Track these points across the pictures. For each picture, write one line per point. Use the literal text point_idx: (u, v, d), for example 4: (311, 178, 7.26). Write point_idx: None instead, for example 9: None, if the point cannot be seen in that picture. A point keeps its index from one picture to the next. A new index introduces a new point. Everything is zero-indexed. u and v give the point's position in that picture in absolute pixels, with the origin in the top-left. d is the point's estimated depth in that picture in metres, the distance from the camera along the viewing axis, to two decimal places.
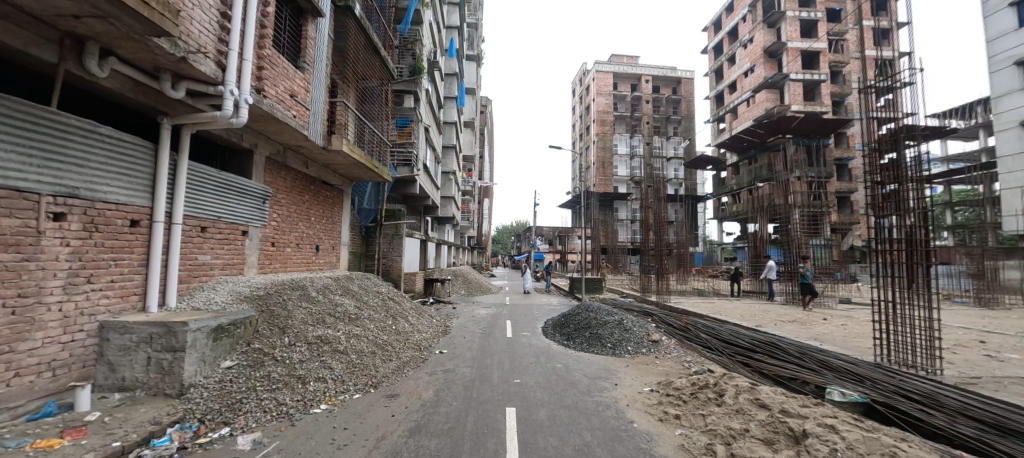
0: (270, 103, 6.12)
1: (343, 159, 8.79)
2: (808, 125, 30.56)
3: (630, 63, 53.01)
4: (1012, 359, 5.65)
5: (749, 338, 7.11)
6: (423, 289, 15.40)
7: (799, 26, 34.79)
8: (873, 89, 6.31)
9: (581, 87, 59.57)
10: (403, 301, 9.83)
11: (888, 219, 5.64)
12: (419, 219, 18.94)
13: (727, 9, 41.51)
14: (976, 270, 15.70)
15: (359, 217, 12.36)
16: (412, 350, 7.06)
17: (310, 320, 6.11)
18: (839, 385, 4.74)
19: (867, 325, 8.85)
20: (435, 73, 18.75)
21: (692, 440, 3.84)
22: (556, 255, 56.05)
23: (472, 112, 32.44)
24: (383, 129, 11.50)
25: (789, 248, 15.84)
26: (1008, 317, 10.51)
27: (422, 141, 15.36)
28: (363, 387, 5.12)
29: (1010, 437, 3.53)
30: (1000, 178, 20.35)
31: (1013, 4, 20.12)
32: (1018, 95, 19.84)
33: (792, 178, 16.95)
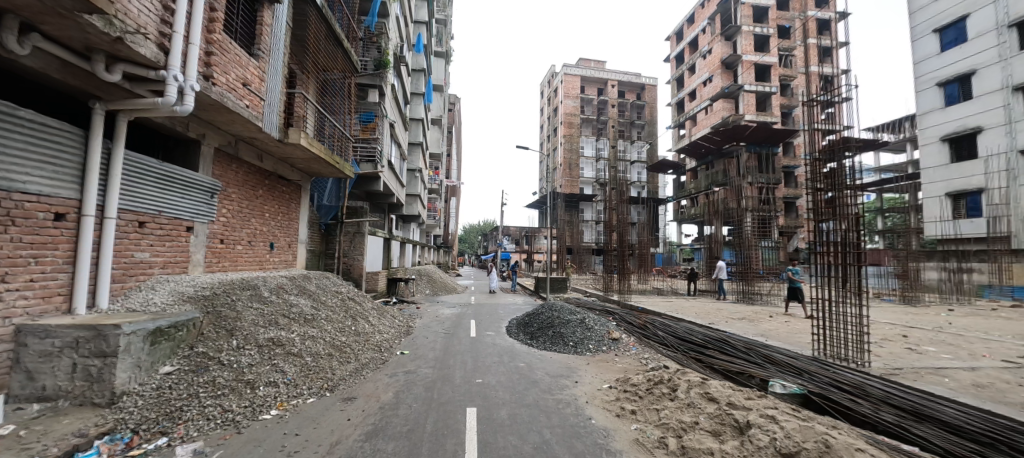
0: (220, 91, 5.74)
1: (301, 153, 8.41)
2: (760, 133, 32.50)
3: (596, 67, 54.23)
4: (929, 352, 6.26)
5: (700, 335, 7.46)
6: (386, 289, 14.97)
7: (753, 40, 36.89)
8: (816, 102, 6.73)
9: (548, 89, 60.29)
10: (365, 301, 9.55)
11: (827, 223, 6.05)
12: (383, 216, 18.45)
13: (688, 20, 43.41)
14: (900, 271, 17.34)
15: (318, 213, 11.85)
16: (373, 351, 6.90)
17: (262, 322, 5.78)
18: (780, 378, 5.07)
19: (806, 321, 9.52)
20: (401, 68, 18.38)
21: (646, 434, 3.99)
22: (522, 254, 56.25)
23: (439, 109, 32.04)
24: (345, 124, 11.11)
25: (740, 249, 16.75)
26: (926, 313, 11.61)
27: (387, 136, 14.97)
28: (318, 391, 4.92)
29: (925, 423, 3.92)
30: (924, 188, 22.49)
31: (937, 31, 22.36)
32: (938, 113, 22.03)
33: (743, 183, 17.86)
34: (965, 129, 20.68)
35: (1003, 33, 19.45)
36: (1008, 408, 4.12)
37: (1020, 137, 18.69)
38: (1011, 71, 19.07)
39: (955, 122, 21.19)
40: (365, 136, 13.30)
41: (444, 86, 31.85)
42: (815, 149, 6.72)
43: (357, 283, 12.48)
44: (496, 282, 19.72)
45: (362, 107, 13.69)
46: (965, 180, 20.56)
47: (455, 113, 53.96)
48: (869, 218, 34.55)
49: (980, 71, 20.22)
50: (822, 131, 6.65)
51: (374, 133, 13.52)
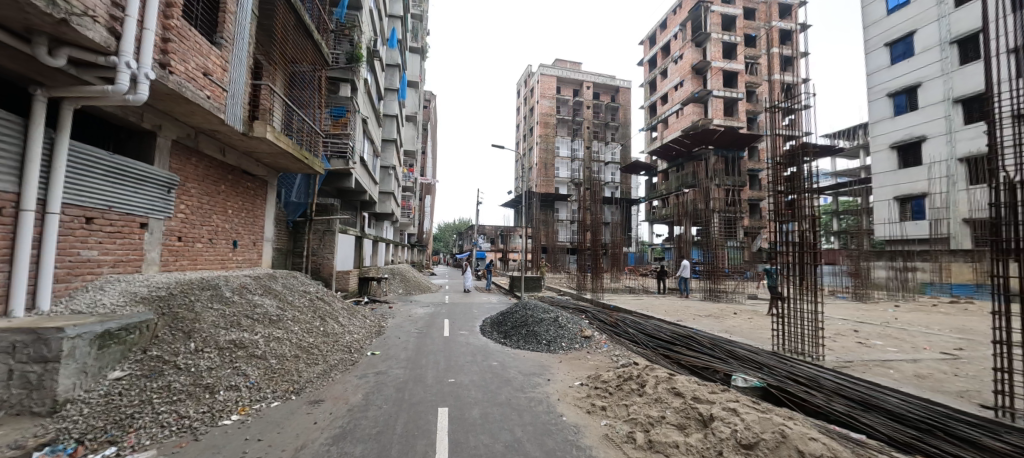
0: (178, 81, 5.43)
1: (267, 148, 8.09)
2: (727, 137, 33.81)
3: (573, 68, 54.87)
4: (876, 345, 6.69)
5: (668, 332, 7.69)
6: (358, 288, 14.62)
7: (722, 47, 38.33)
8: (778, 109, 7.03)
9: (525, 88, 60.45)
10: (335, 301, 9.29)
11: (788, 224, 6.35)
12: (355, 214, 18.01)
13: (660, 25, 44.57)
14: (853, 269, 18.45)
15: (285, 210, 11.41)
16: (342, 352, 6.72)
17: (222, 323, 5.52)
18: (742, 372, 5.29)
19: (766, 318, 9.97)
20: (375, 62, 18.01)
21: (615, 430, 4.09)
22: (498, 253, 56.18)
23: (414, 106, 31.60)
24: (315, 119, 10.79)
25: (707, 249, 17.34)
26: (872, 309, 12.45)
27: (359, 132, 14.62)
28: (283, 394, 4.74)
29: (872, 412, 4.20)
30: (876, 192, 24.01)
31: (887, 45, 23.90)
32: (888, 122, 23.54)
33: (710, 185, 18.49)
34: (911, 138, 22.19)
35: (945, 49, 20.97)
36: (944, 396, 4.48)
37: (959, 146, 20.14)
38: (952, 84, 20.57)
39: (903, 131, 22.67)
40: (337, 131, 12.94)
41: (418, 82, 31.40)
42: (777, 154, 7.02)
43: (327, 282, 12.03)
44: (471, 281, 19.60)
45: (333, 102, 13.30)
46: (911, 186, 22.06)
47: (430, 111, 53.39)
48: (826, 219, 36.74)
49: (925, 84, 21.75)
50: (783, 137, 6.97)
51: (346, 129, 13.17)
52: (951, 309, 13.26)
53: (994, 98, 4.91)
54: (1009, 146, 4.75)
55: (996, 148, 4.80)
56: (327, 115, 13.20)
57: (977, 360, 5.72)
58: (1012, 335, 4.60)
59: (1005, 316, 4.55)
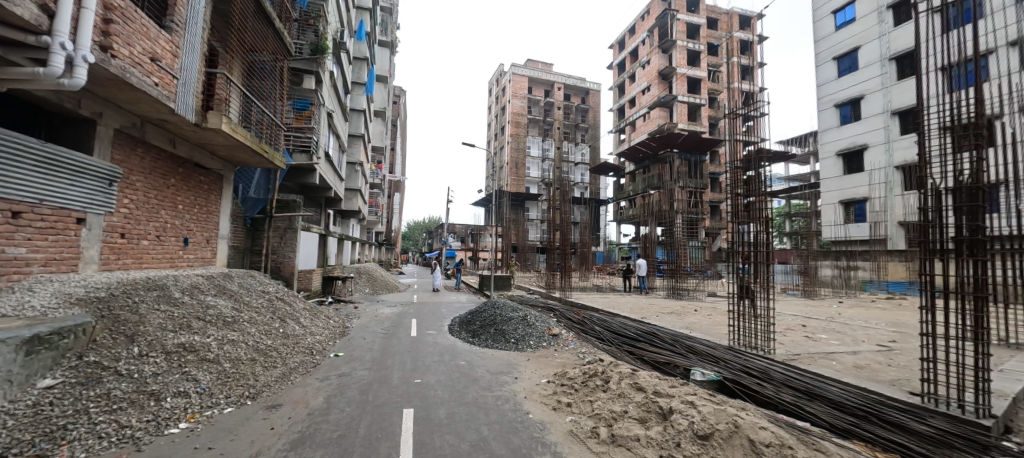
0: (122, 66, 5.04)
1: (223, 140, 7.67)
2: (691, 141, 35.15)
3: (544, 69, 55.32)
4: (821, 338, 7.18)
5: (632, 329, 7.89)
6: (322, 288, 14.12)
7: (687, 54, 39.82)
8: (738, 115, 7.36)
9: (497, 87, 60.28)
10: (296, 302, 8.91)
11: (746, 225, 6.69)
12: (318, 212, 17.34)
13: (629, 30, 45.70)
14: (802, 268, 19.67)
15: (242, 206, 10.81)
16: (303, 354, 6.47)
17: (170, 326, 5.19)
18: (700, 367, 5.52)
19: (724, 314, 10.45)
20: (342, 55, 17.45)
21: (579, 425, 4.17)
22: (468, 252, 55.78)
23: (382, 101, 30.85)
24: (276, 111, 10.33)
25: (670, 248, 17.95)
26: (815, 306, 13.39)
27: (323, 126, 14.10)
28: (237, 399, 4.51)
29: (816, 401, 4.51)
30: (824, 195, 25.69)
31: (835, 59, 25.61)
32: (834, 131, 25.23)
33: (674, 187, 19.13)
34: (855, 146, 23.87)
35: (884, 64, 22.73)
36: (878, 385, 4.86)
37: (895, 155, 21.88)
38: (890, 97, 22.31)
39: (847, 139, 24.37)
40: (300, 124, 12.42)
41: (387, 77, 30.68)
42: (738, 158, 7.33)
43: (287, 282, 11.47)
44: (441, 280, 19.38)
45: (296, 94, 12.76)
46: (854, 190, 23.77)
47: (400, 106, 52.28)
48: (780, 221, 39.16)
49: (867, 96, 23.47)
50: (743, 142, 7.28)
51: (310, 122, 12.67)
52: (885, 304, 14.38)
53: (924, 112, 5.36)
54: (935, 157, 5.22)
55: (924, 157, 5.27)
56: (289, 107, 12.63)
57: (907, 351, 6.24)
58: (935, 327, 5.08)
59: (931, 309, 5.00)
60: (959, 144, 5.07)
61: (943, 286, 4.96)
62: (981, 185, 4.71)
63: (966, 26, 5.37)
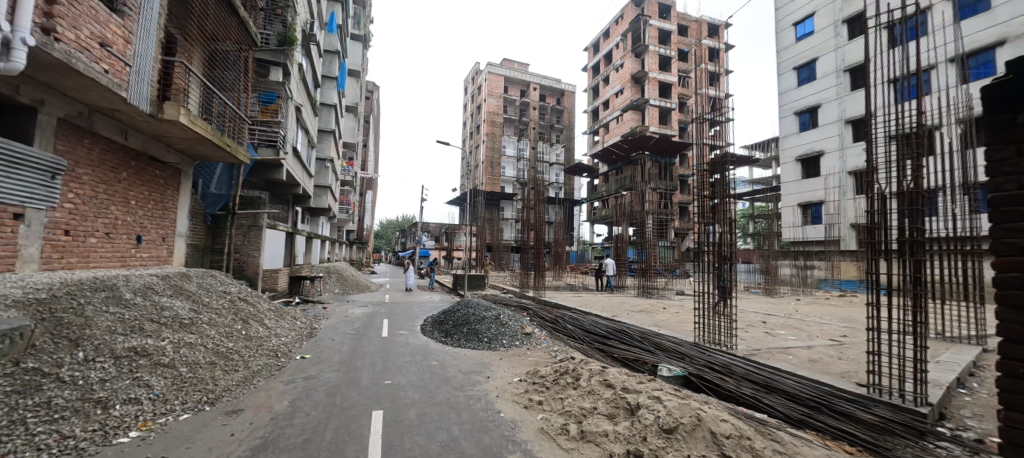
0: (66, 50, 4.69)
1: (181, 132, 7.27)
2: (662, 144, 36.13)
3: (519, 69, 55.43)
4: (778, 334, 7.58)
5: (603, 327, 8.04)
6: (289, 288, 13.65)
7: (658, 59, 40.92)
8: (706, 120, 7.61)
9: (472, 86, 59.86)
10: (261, 302, 8.57)
11: (711, 226, 6.95)
12: (286, 209, 16.72)
13: (603, 34, 46.46)
14: (764, 267, 20.60)
15: (202, 202, 10.25)
16: (267, 357, 6.24)
17: (120, 329, 4.88)
18: (667, 363, 5.70)
19: (689, 312, 10.84)
20: (311, 47, 16.89)
21: (550, 422, 4.24)
22: (442, 252, 55.16)
23: (354, 96, 30.09)
24: (240, 104, 9.87)
25: (641, 248, 18.42)
26: (771, 303, 14.14)
27: (291, 120, 13.65)
28: (195, 405, 4.31)
29: (773, 393, 4.76)
30: (784, 198, 27.05)
31: (795, 69, 27.00)
32: (794, 137, 26.57)
33: (645, 188, 19.62)
34: (813, 152, 25.25)
35: (839, 76, 24.10)
36: (830, 377, 5.18)
37: (848, 161, 23.28)
38: (844, 107, 23.72)
39: (806, 146, 25.73)
40: (265, 118, 11.99)
41: (359, 72, 29.94)
42: (704, 161, 7.60)
43: (252, 282, 11.06)
44: (414, 279, 19.13)
45: (262, 86, 12.29)
46: (811, 194, 25.15)
47: (373, 102, 50.99)
48: (744, 222, 41.04)
49: (824, 105, 24.88)
50: (709, 146, 7.54)
51: (275, 116, 12.24)
52: (835, 301, 15.32)
53: (873, 122, 5.72)
54: (881, 164, 5.59)
55: (872, 164, 5.64)
56: (254, 100, 12.11)
57: (856, 345, 6.67)
58: (879, 322, 5.46)
59: (878, 306, 5.35)
60: (902, 152, 5.46)
61: (887, 284, 5.34)
62: (920, 191, 5.09)
63: (913, 42, 5.73)
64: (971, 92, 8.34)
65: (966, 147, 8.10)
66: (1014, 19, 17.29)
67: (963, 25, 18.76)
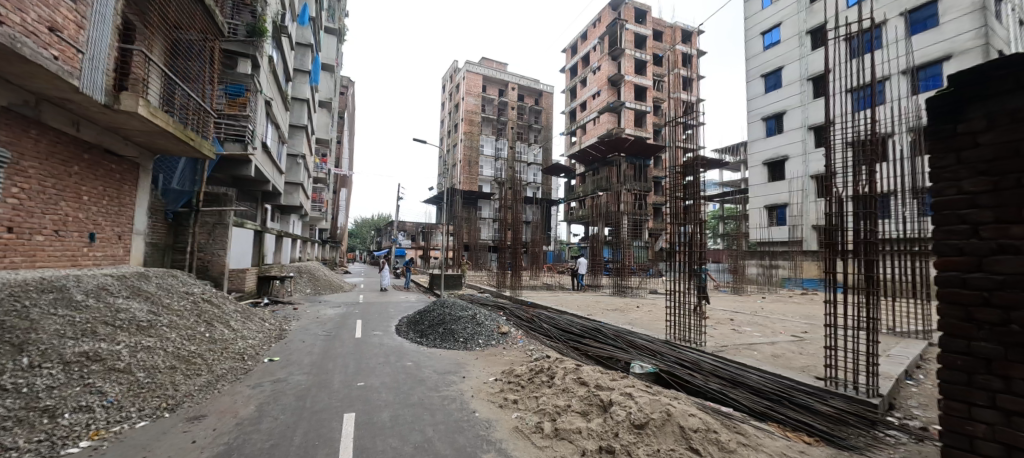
0: (12, 34, 4.35)
1: (141, 124, 6.90)
2: (637, 146, 36.88)
3: (498, 69, 55.34)
4: (745, 331, 7.92)
5: (578, 325, 8.15)
6: (257, 289, 13.17)
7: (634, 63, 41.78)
8: (679, 124, 7.81)
9: (450, 84, 59.28)
10: (227, 304, 8.22)
11: (684, 226, 7.16)
12: (253, 206, 16.08)
13: (581, 36, 47.02)
14: (732, 267, 21.40)
15: (163, 199, 9.71)
16: (233, 360, 6.00)
17: (70, 333, 4.59)
18: (640, 360, 5.85)
19: (661, 311, 11.13)
20: (283, 39, 16.33)
21: (525, 421, 4.27)
22: (418, 251, 54.43)
23: (328, 91, 29.32)
24: (204, 96, 9.42)
25: (617, 247, 18.80)
26: (737, 301, 14.75)
27: (261, 114, 13.12)
28: (154, 412, 4.10)
29: (738, 388, 4.97)
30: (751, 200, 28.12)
31: (762, 76, 28.13)
32: (761, 142, 27.66)
33: (621, 189, 20.00)
34: (778, 156, 26.38)
35: (804, 84, 25.27)
36: (791, 372, 5.45)
37: (811, 166, 24.48)
38: (807, 114, 24.90)
39: (772, 150, 26.85)
40: (233, 111, 11.49)
41: (333, 67, 29.16)
42: (677, 164, 7.78)
43: (217, 283, 10.67)
44: (389, 279, 18.82)
45: (229, 78, 11.70)
46: (776, 196, 26.29)
47: (347, 97, 49.75)
48: (715, 223, 42.57)
49: (788, 112, 26.07)
50: (683, 149, 7.74)
51: (244, 110, 11.74)
52: (798, 299, 16.12)
53: (832, 129, 6.03)
54: (839, 170, 5.91)
55: (831, 169, 5.94)
56: (220, 92, 11.58)
57: (815, 340, 7.05)
58: (836, 319, 5.79)
59: (835, 303, 5.66)
60: (858, 159, 5.77)
61: (844, 283, 5.65)
62: (874, 195, 5.41)
63: (869, 55, 6.04)
64: (919, 103, 8.90)
65: (915, 155, 8.63)
66: (959, 36, 18.57)
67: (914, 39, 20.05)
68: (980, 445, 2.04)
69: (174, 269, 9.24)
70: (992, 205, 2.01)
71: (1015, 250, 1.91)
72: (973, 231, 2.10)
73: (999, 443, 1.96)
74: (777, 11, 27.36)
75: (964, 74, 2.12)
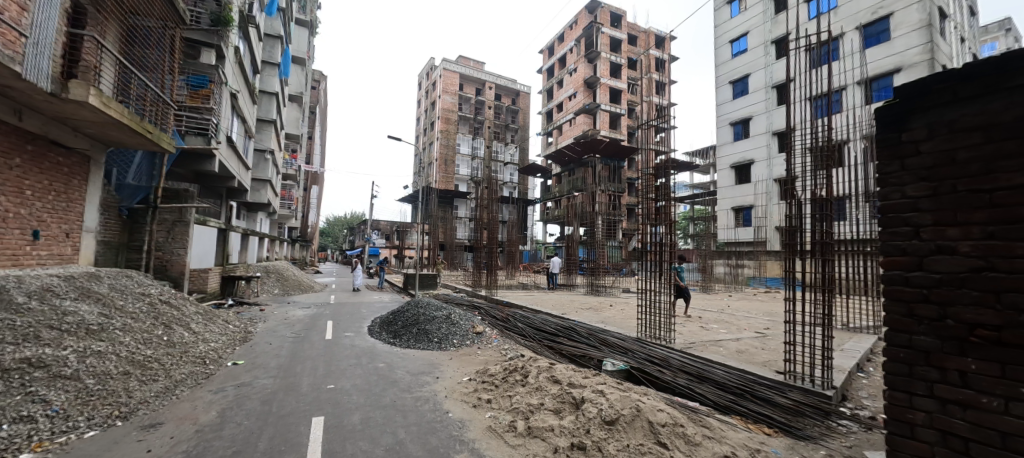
0: None
1: (92, 115, 6.46)
2: (612, 148, 37.52)
3: (475, 67, 55.02)
4: (712, 328, 8.24)
5: (553, 324, 8.23)
6: (220, 290, 12.63)
7: (609, 66, 42.51)
8: (653, 126, 7.99)
9: (427, 81, 58.45)
10: (187, 305, 7.84)
11: (656, 227, 7.35)
12: (217, 203, 15.34)
13: (558, 37, 47.39)
14: (701, 267, 22.15)
15: (118, 195, 9.15)
16: (193, 364, 5.73)
17: (9, 338, 4.27)
18: (612, 358, 5.99)
19: (632, 309, 11.41)
20: (250, 29, 15.65)
21: (498, 420, 4.30)
22: (392, 250, 53.43)
23: (298, 85, 28.38)
24: (163, 86, 8.92)
25: (591, 247, 19.13)
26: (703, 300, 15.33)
27: (226, 107, 12.55)
28: (105, 420, 3.87)
29: (704, 383, 5.17)
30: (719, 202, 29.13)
31: (730, 83, 29.20)
32: (728, 146, 28.68)
33: (595, 190, 20.32)
34: (744, 160, 27.48)
35: (768, 91, 26.43)
36: (753, 366, 5.71)
37: (774, 170, 25.65)
38: (772, 120, 26.07)
39: (738, 154, 27.94)
40: (195, 103, 10.95)
41: (304, 59, 28.17)
42: (649, 166, 7.97)
43: (176, 283, 10.14)
44: (362, 279, 18.44)
45: (191, 68, 11.20)
46: (743, 199, 27.41)
47: (319, 92, 48.27)
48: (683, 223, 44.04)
49: (754, 118, 27.23)
50: (655, 152, 7.93)
51: (207, 102, 11.24)
52: (761, 297, 16.90)
53: (794, 135, 6.33)
54: (799, 174, 6.23)
55: (792, 173, 6.25)
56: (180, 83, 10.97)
57: (776, 336, 7.42)
58: (795, 315, 6.10)
59: (795, 300, 5.97)
60: (817, 164, 6.10)
61: (803, 281, 5.96)
62: (830, 198, 5.72)
63: (828, 65, 6.36)
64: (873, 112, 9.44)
65: (867, 161, 9.17)
66: (908, 50, 19.86)
67: (868, 52, 21.31)
68: (920, 432, 2.21)
69: (129, 269, 8.73)
70: (932, 209, 2.18)
71: (950, 250, 2.08)
72: (914, 233, 2.26)
73: (936, 430, 2.14)
74: (745, 20, 28.46)
75: (911, 86, 2.27)
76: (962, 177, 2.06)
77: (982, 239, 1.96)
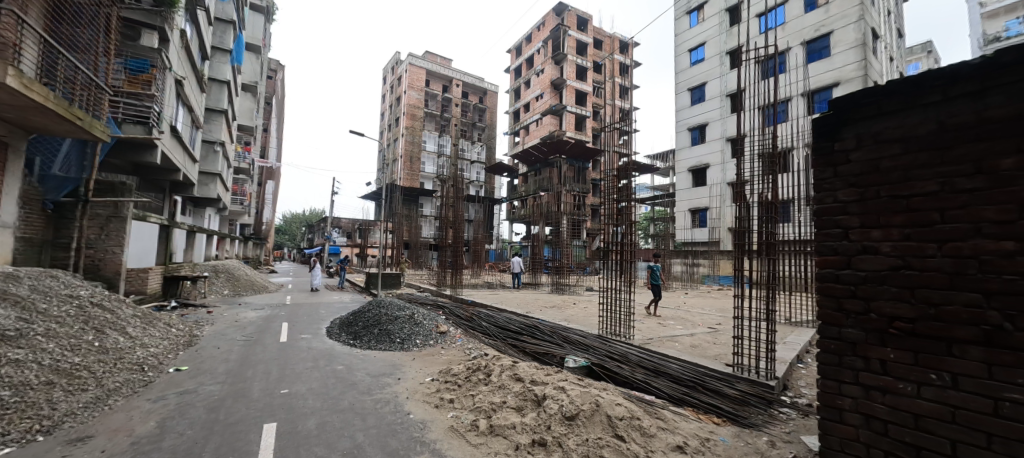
0: None
1: (10, 97, 5.82)
2: (577, 150, 38.12)
3: (441, 64, 54.12)
4: (668, 324, 8.63)
5: (517, 322, 8.30)
6: (162, 291, 11.75)
7: (575, 69, 43.14)
8: (617, 129, 8.17)
9: (392, 76, 56.81)
10: (123, 308, 7.25)
11: (617, 227, 7.58)
12: (157, 198, 14.19)
13: (524, 38, 47.54)
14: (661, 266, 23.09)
15: (42, 187, 8.27)
16: (129, 372, 5.30)
17: None
18: (574, 355, 6.13)
19: (594, 308, 11.70)
20: (199, 11, 14.60)
21: (460, 420, 4.30)
22: (353, 249, 51.67)
23: (252, 73, 26.73)
24: (95, 68, 8.17)
25: (557, 246, 19.46)
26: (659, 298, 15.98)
27: (169, 94, 11.63)
28: (23, 436, 3.51)
29: (661, 377, 5.42)
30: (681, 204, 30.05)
31: (689, 90, 30.44)
32: (688, 150, 29.97)
33: (561, 191, 20.62)
34: (700, 164, 28.87)
35: (723, 99, 27.86)
36: (706, 360, 6.05)
37: (727, 173, 27.17)
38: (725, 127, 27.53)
39: (695, 159, 29.33)
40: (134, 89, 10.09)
41: (257, 46, 26.50)
42: (613, 167, 8.14)
43: (111, 284, 9.32)
44: (321, 280, 17.43)
45: (129, 51, 10.28)
46: (698, 201, 28.85)
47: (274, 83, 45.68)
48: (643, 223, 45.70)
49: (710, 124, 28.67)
50: (619, 154, 8.10)
51: (149, 88, 10.39)
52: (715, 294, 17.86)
53: (744, 141, 6.71)
54: (747, 178, 6.63)
55: (741, 178, 6.65)
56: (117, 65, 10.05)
57: (726, 331, 7.88)
58: (743, 311, 6.50)
59: (743, 297, 6.37)
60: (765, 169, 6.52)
61: (751, 279, 6.36)
62: (775, 201, 6.13)
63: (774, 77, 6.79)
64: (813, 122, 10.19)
65: (807, 167, 9.88)
66: (845, 66, 21.58)
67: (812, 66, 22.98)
68: (847, 416, 2.43)
69: (55, 269, 7.95)
70: (859, 213, 2.39)
71: (874, 251, 2.29)
72: (844, 234, 2.46)
73: (860, 414, 2.36)
74: (704, 30, 29.80)
75: (845, 99, 2.46)
76: (885, 184, 2.27)
77: (900, 240, 2.19)
